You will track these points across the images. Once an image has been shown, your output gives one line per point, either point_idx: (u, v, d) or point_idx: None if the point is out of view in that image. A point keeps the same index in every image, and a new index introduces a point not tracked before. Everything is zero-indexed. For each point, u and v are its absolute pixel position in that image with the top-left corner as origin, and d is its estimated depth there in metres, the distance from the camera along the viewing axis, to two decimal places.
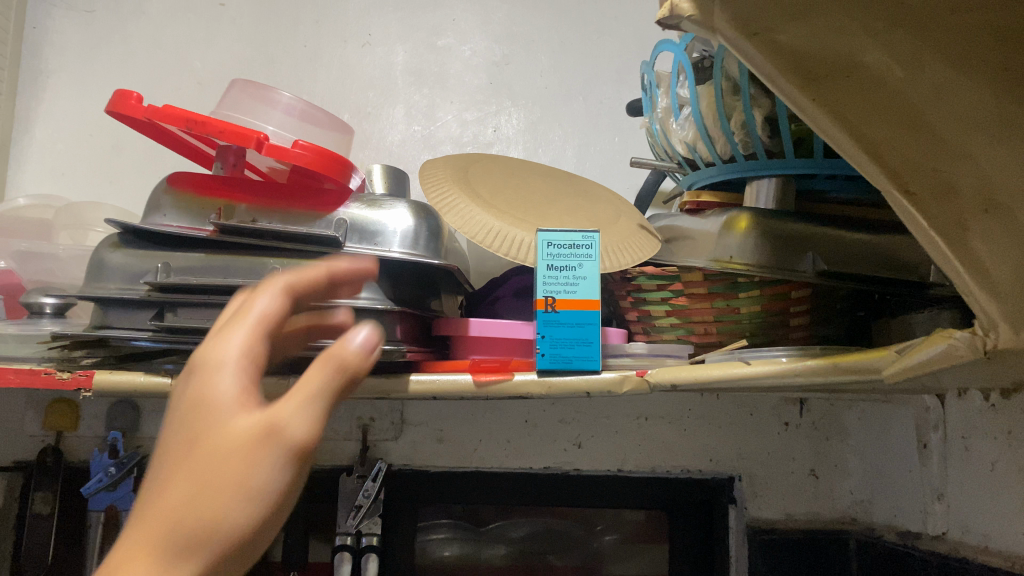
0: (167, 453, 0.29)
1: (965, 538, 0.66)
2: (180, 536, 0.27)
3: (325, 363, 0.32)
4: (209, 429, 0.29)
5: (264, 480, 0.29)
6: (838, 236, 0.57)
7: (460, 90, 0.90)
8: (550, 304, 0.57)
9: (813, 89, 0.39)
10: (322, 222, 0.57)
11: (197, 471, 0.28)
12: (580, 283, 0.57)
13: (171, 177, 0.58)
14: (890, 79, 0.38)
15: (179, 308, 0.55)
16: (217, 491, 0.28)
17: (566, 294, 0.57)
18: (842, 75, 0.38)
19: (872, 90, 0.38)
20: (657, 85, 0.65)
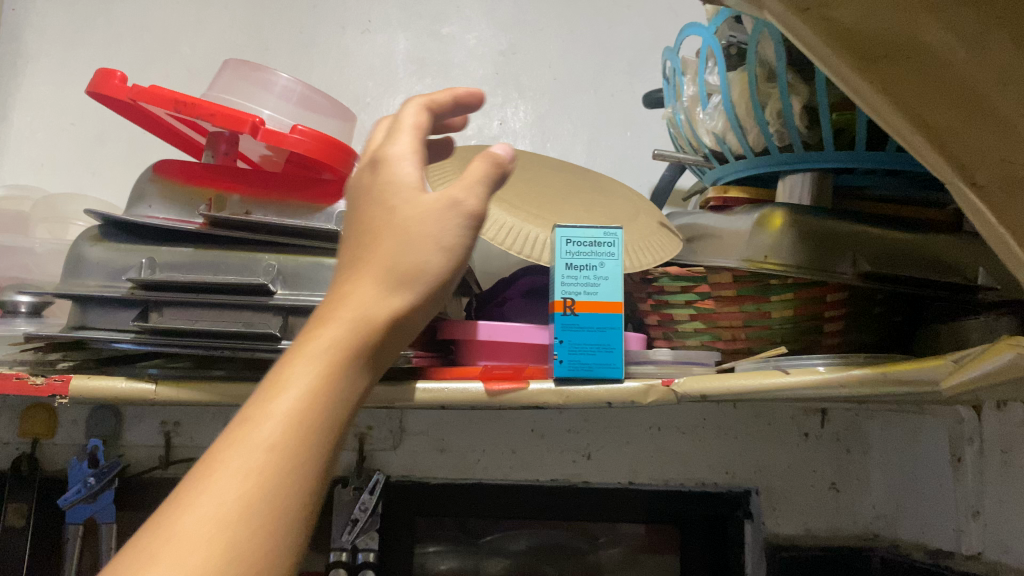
0: (365, 214, 0.33)
1: (1005, 559, 0.62)
2: (392, 267, 0.31)
3: (485, 160, 0.34)
4: (399, 195, 0.33)
5: (452, 236, 0.32)
6: (878, 235, 0.53)
7: (464, 80, 0.85)
8: (569, 306, 0.52)
9: (872, 71, 0.37)
10: (321, 215, 0.52)
11: (395, 225, 0.32)
12: (603, 284, 0.53)
13: (158, 165, 0.54)
14: (954, 62, 0.35)
15: (165, 308, 0.50)
16: (414, 237, 0.32)
17: (587, 295, 0.52)
18: (902, 56, 0.36)
19: (934, 73, 0.36)
20: (682, 73, 0.61)
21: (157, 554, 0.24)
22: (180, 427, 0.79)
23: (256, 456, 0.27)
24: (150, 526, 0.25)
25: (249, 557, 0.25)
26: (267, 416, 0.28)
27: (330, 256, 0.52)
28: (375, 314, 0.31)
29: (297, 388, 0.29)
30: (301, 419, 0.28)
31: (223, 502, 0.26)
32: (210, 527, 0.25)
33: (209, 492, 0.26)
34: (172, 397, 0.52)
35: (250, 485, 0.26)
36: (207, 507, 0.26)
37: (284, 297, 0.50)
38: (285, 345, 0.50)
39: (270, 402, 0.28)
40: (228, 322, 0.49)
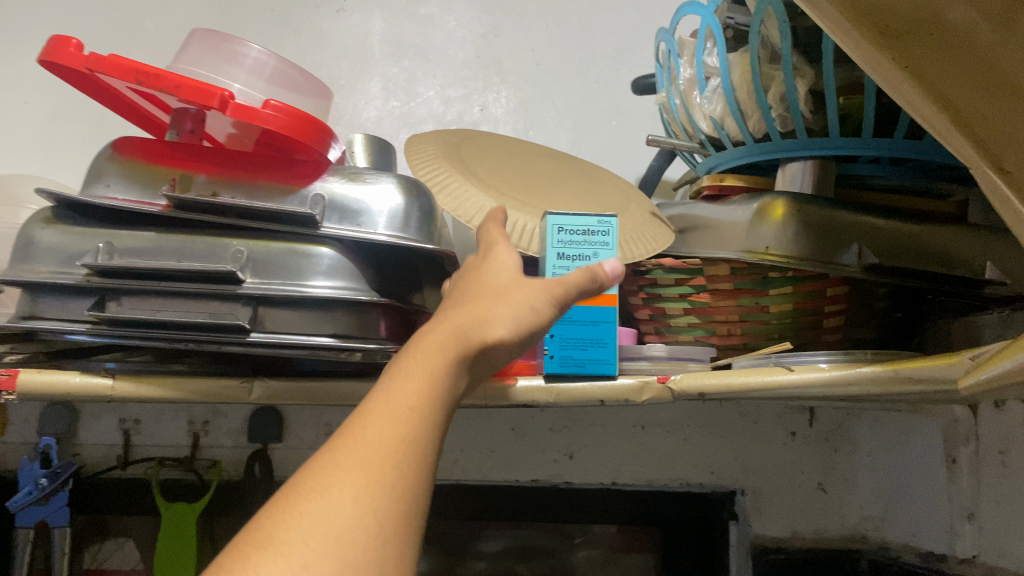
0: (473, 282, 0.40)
1: (1001, 563, 0.60)
2: (497, 308, 0.37)
3: (581, 271, 0.40)
4: (498, 277, 0.40)
5: (541, 302, 0.38)
6: (883, 226, 0.51)
7: (443, 63, 0.82)
8: None
9: (892, 49, 0.34)
10: (293, 198, 0.49)
11: (497, 287, 0.39)
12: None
13: (117, 142, 0.49)
14: (977, 39, 0.33)
15: (124, 297, 0.46)
16: (509, 298, 0.38)
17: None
18: (925, 32, 0.34)
19: (958, 52, 0.34)
20: (677, 55, 0.58)
21: (340, 462, 0.29)
22: (141, 425, 0.74)
23: (403, 408, 0.32)
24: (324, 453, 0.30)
25: (398, 489, 0.29)
26: (410, 381, 0.33)
27: (303, 242, 0.48)
28: (488, 326, 0.36)
29: (425, 375, 0.33)
30: (436, 384, 0.33)
31: (382, 437, 0.31)
32: (376, 456, 0.30)
33: (369, 429, 0.31)
34: (132, 393, 0.48)
35: (401, 429, 0.31)
36: (373, 441, 0.30)
37: (254, 285, 0.47)
38: (254, 337, 0.46)
39: (411, 369, 0.34)
40: (194, 313, 0.46)
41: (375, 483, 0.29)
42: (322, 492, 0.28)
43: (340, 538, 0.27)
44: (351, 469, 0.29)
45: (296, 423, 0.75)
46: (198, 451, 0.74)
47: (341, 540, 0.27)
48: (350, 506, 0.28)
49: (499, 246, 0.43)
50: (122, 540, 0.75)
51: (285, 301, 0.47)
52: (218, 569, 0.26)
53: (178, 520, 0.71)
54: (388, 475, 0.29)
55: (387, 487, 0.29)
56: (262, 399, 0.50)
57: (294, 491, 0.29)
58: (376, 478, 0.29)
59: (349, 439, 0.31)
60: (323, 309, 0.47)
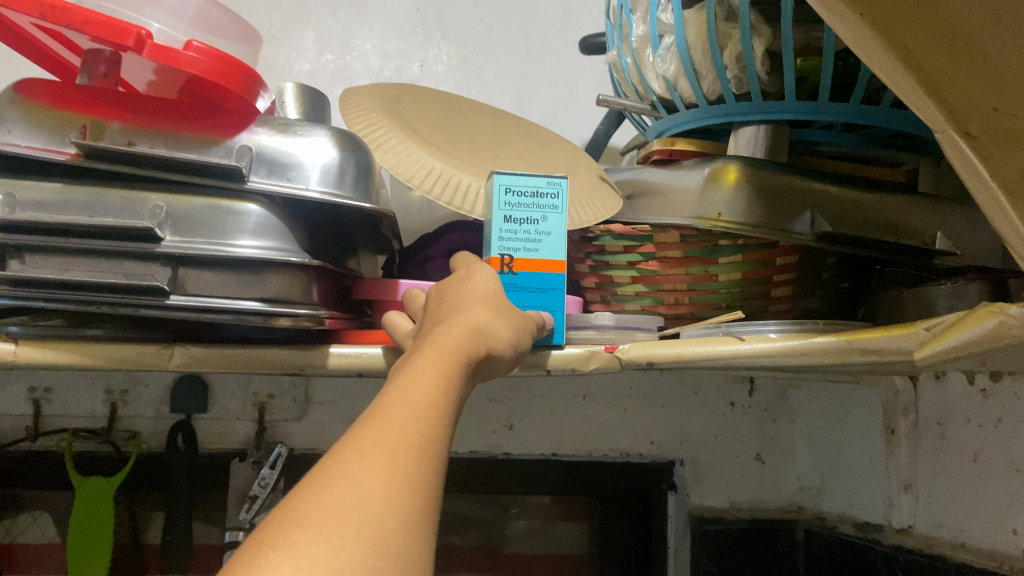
0: (455, 288, 0.41)
1: (937, 534, 0.60)
2: (499, 318, 0.39)
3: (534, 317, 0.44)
4: (482, 289, 0.41)
5: (525, 322, 0.41)
6: (836, 193, 0.50)
7: (382, 16, 0.78)
8: (508, 265, 0.46)
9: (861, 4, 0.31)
10: (219, 150, 0.45)
11: (484, 299, 0.40)
12: (545, 240, 0.47)
13: (20, 85, 0.45)
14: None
15: (28, 255, 0.42)
16: (507, 309, 0.40)
17: (528, 252, 0.47)
18: None
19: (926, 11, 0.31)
20: (629, 11, 0.55)
21: (368, 450, 0.27)
22: (52, 394, 0.69)
23: (423, 403, 0.30)
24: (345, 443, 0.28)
25: (423, 483, 0.27)
26: (425, 376, 0.32)
27: (229, 198, 0.44)
28: (486, 337, 0.37)
29: (439, 374, 0.32)
30: (449, 384, 0.32)
31: (405, 428, 0.29)
32: (401, 448, 0.28)
33: (395, 418, 0.29)
34: (37, 360, 0.44)
35: (422, 422, 0.29)
36: (397, 431, 0.28)
37: (174, 244, 0.43)
38: (175, 300, 0.43)
39: (423, 367, 0.33)
40: (107, 273, 0.42)
41: (403, 472, 0.27)
42: (352, 477, 0.26)
43: (376, 523, 0.25)
44: (379, 459, 0.27)
45: (222, 392, 0.71)
46: (116, 422, 0.69)
47: (374, 527, 0.25)
48: (382, 494, 0.26)
49: (473, 268, 0.43)
50: (37, 513, 0.71)
51: (209, 261, 0.43)
52: (248, 546, 0.23)
53: (94, 494, 0.66)
54: (416, 464, 0.28)
55: (414, 477, 0.27)
56: (181, 367, 0.46)
57: (319, 479, 0.26)
58: (404, 465, 0.27)
59: (370, 427, 0.29)
60: (250, 271, 0.44)
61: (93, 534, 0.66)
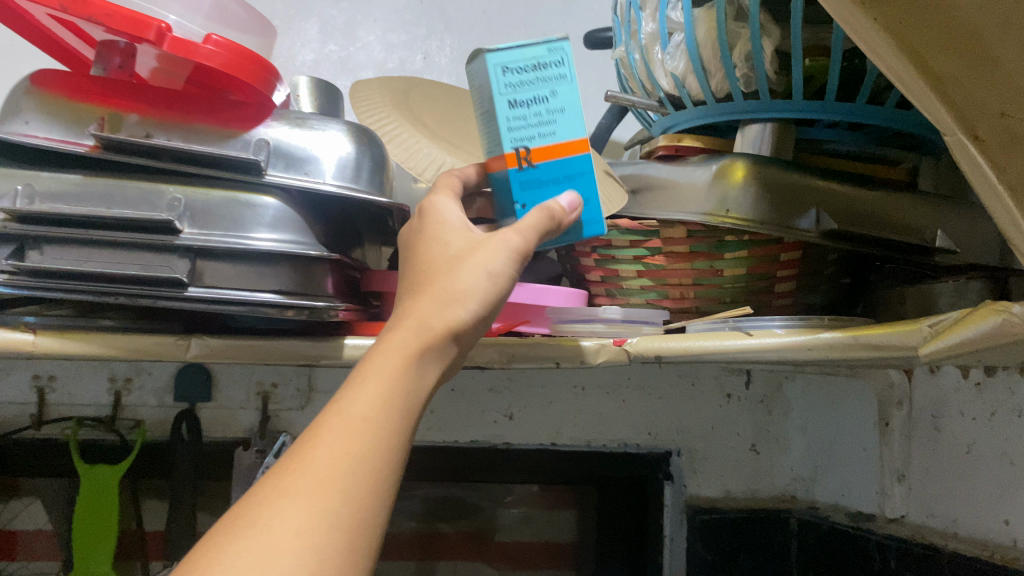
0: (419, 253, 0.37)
1: (930, 523, 0.62)
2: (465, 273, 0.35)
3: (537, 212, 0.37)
4: (454, 240, 0.36)
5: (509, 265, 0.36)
6: (840, 190, 0.50)
7: (385, 7, 0.78)
8: (524, 158, 0.38)
9: (875, 10, 0.32)
10: (236, 142, 0.45)
11: (454, 254, 0.35)
12: (559, 119, 0.38)
13: (36, 75, 0.45)
14: (956, 5, 0.31)
15: (47, 245, 0.42)
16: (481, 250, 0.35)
17: (540, 140, 0.38)
18: None
19: (937, 19, 0.31)
20: (639, 9, 0.56)
21: (285, 489, 0.26)
22: (57, 382, 0.69)
23: (359, 424, 0.29)
24: (274, 474, 0.27)
25: (347, 518, 0.26)
26: (366, 387, 0.30)
27: (247, 191, 0.45)
28: (449, 306, 0.33)
29: (378, 381, 0.30)
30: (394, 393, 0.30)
31: (331, 461, 0.27)
32: (328, 480, 0.27)
33: (320, 448, 0.28)
34: (55, 350, 0.44)
35: (356, 446, 0.28)
36: (326, 461, 0.27)
37: (193, 236, 0.43)
38: (193, 292, 0.43)
39: (369, 375, 0.31)
40: (125, 264, 0.42)
41: (328, 506, 0.26)
42: (263, 525, 0.25)
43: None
44: (303, 494, 0.26)
45: (226, 381, 0.72)
46: (120, 410, 0.70)
47: None
48: (292, 541, 0.25)
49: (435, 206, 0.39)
50: (29, 500, 0.71)
51: (227, 253, 0.44)
52: None
53: (99, 481, 0.67)
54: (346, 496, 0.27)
55: (333, 517, 0.26)
56: (198, 358, 0.47)
57: (234, 525, 0.25)
58: (323, 503, 0.26)
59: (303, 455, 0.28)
60: (268, 263, 0.44)
61: (98, 521, 0.67)
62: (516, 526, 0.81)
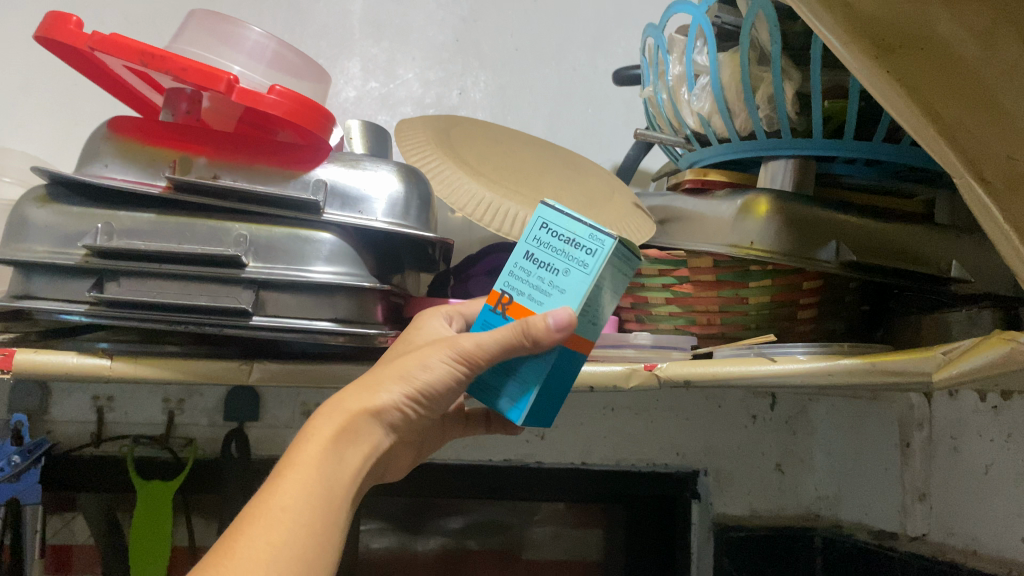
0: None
1: (950, 541, 0.64)
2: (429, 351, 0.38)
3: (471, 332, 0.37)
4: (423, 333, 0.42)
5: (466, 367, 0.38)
6: (859, 224, 0.53)
7: (422, 46, 0.82)
8: (500, 302, 0.38)
9: (888, 62, 0.35)
10: (295, 183, 0.49)
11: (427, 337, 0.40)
12: (555, 297, 0.37)
13: (114, 121, 0.49)
14: (963, 57, 0.34)
15: (123, 277, 0.46)
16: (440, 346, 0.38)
17: (534, 309, 0.37)
18: (916, 47, 0.34)
19: (946, 70, 0.34)
20: (666, 52, 0.60)
21: (271, 506, 0.31)
22: (113, 402, 0.74)
23: (278, 506, 0.31)
24: (207, 560, 0.29)
25: (314, 534, 0.31)
26: (291, 471, 0.33)
27: (305, 227, 0.49)
28: (369, 397, 0.37)
29: (348, 420, 0.36)
30: (320, 474, 0.33)
31: (305, 485, 0.32)
32: (257, 556, 0.29)
33: (296, 471, 0.33)
34: (128, 374, 0.48)
35: (281, 523, 0.31)
36: (255, 539, 0.30)
37: (257, 270, 0.47)
38: (256, 321, 0.47)
39: (342, 414, 0.36)
40: (195, 295, 0.46)
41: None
42: (256, 534, 0.30)
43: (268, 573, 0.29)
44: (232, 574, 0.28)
45: (272, 402, 0.76)
46: (173, 429, 0.74)
47: None
48: (275, 547, 0.30)
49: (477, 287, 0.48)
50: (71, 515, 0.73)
51: (288, 285, 0.47)
52: None
53: (153, 496, 0.71)
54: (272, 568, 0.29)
55: (307, 528, 0.31)
56: (259, 381, 0.50)
57: (232, 535, 0.30)
58: (300, 518, 0.31)
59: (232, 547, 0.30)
60: (325, 293, 0.48)
61: (152, 533, 0.71)
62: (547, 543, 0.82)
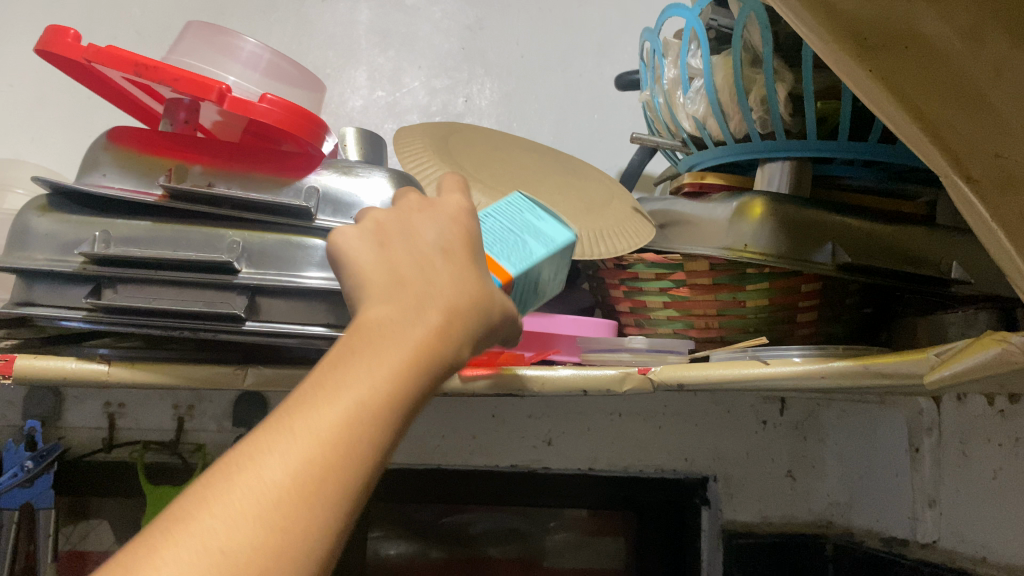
0: (420, 239, 0.33)
1: (959, 548, 0.63)
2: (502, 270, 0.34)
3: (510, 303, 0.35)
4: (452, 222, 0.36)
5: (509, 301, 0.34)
6: (853, 225, 0.53)
7: (428, 54, 0.83)
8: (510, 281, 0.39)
9: (870, 61, 0.33)
10: (289, 190, 0.50)
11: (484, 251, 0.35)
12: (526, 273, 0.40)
13: (112, 132, 0.50)
14: (950, 57, 0.32)
15: (120, 284, 0.47)
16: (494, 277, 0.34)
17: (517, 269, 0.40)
18: (900, 46, 0.32)
19: (931, 68, 0.32)
20: (662, 56, 0.60)
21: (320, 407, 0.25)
22: (125, 409, 0.75)
23: (338, 409, 0.26)
24: (234, 467, 0.24)
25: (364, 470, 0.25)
26: (355, 367, 0.27)
27: (298, 234, 0.49)
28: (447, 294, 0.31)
29: (426, 321, 0.29)
30: (396, 383, 0.27)
31: (374, 388, 0.27)
32: (303, 466, 0.24)
33: (361, 369, 0.27)
34: (125, 379, 0.49)
35: (338, 441, 0.25)
36: (295, 453, 0.24)
37: (250, 275, 0.48)
38: (249, 326, 0.47)
39: (420, 305, 0.30)
40: (189, 301, 0.47)
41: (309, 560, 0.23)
42: (291, 452, 0.24)
43: (290, 498, 0.23)
44: (247, 492, 0.23)
45: None
46: (183, 436, 0.76)
47: (291, 505, 0.23)
48: (313, 474, 0.24)
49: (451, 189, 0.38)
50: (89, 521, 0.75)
51: (279, 291, 0.48)
52: (193, 499, 0.23)
53: (163, 501, 0.72)
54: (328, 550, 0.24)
55: (358, 459, 0.25)
56: (255, 386, 0.51)
57: (270, 436, 0.25)
58: (355, 444, 0.25)
59: (285, 480, 0.23)
60: (316, 299, 0.48)
61: None
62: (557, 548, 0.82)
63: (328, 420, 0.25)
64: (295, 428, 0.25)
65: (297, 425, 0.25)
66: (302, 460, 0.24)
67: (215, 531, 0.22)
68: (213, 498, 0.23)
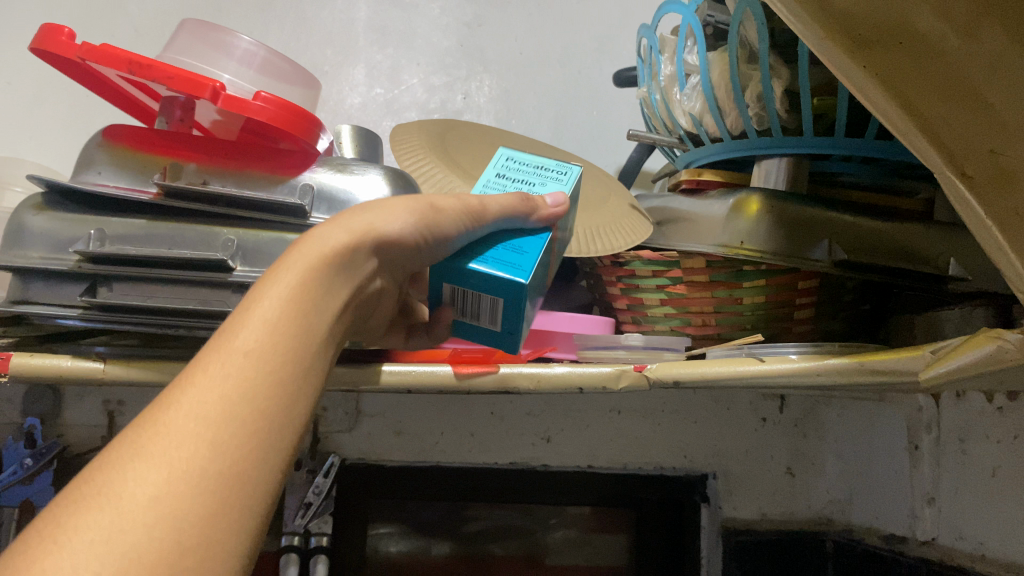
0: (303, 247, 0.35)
1: (958, 545, 0.63)
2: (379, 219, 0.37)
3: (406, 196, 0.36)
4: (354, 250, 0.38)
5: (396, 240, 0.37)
6: (850, 222, 0.52)
7: (426, 51, 0.83)
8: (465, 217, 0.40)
9: (864, 58, 0.32)
10: (284, 187, 0.50)
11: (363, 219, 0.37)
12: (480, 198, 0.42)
13: (109, 130, 0.50)
14: (946, 52, 0.31)
15: (115, 283, 0.47)
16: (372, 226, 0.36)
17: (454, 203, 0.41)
18: (896, 42, 0.31)
19: (926, 64, 0.32)
20: (658, 52, 0.60)
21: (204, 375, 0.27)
22: (124, 406, 0.76)
23: (221, 367, 0.28)
24: (135, 449, 0.25)
25: (264, 396, 0.28)
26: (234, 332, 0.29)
27: (293, 231, 0.49)
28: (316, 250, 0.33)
29: (293, 272, 0.32)
30: (275, 324, 0.30)
31: (255, 343, 0.29)
32: (201, 417, 0.26)
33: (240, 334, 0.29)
34: (121, 377, 0.49)
35: (227, 384, 0.27)
36: (186, 410, 0.26)
37: (244, 273, 0.48)
38: None
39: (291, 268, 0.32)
40: (184, 299, 0.47)
41: (236, 498, 0.26)
42: (188, 411, 0.26)
43: (195, 443, 0.25)
44: (153, 456, 0.25)
45: None
46: None
47: (199, 447, 0.25)
48: (211, 416, 0.26)
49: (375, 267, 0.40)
50: None
51: None
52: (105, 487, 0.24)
53: None
54: (251, 483, 0.26)
55: (252, 390, 0.28)
56: None
57: (157, 418, 0.26)
58: (245, 381, 0.28)
59: (197, 436, 0.26)
60: None
61: None
62: (557, 545, 0.82)
63: (218, 385, 0.27)
64: (181, 405, 0.26)
65: (184, 399, 0.27)
66: (212, 414, 0.26)
67: (129, 493, 0.24)
68: (124, 472, 0.24)
